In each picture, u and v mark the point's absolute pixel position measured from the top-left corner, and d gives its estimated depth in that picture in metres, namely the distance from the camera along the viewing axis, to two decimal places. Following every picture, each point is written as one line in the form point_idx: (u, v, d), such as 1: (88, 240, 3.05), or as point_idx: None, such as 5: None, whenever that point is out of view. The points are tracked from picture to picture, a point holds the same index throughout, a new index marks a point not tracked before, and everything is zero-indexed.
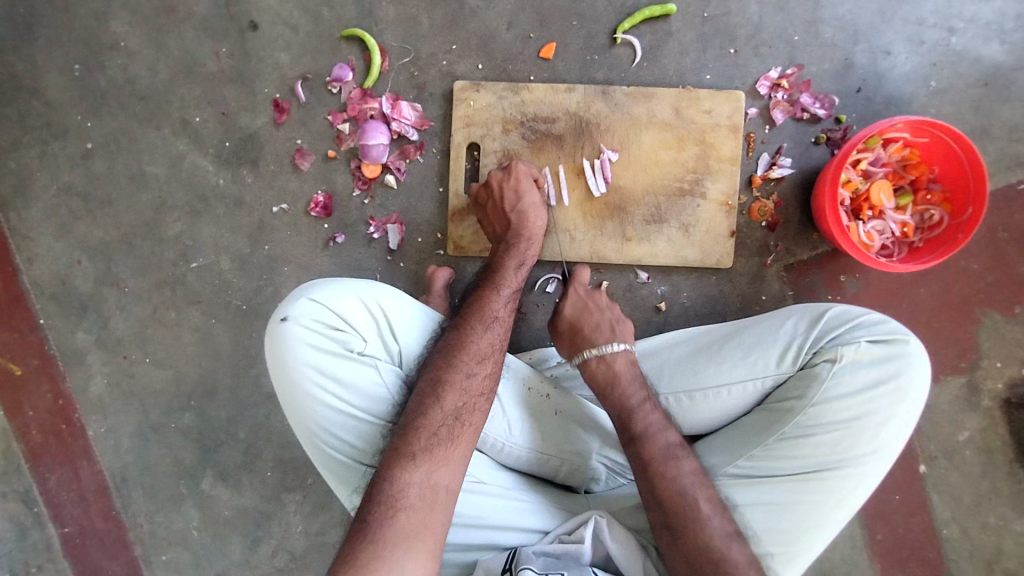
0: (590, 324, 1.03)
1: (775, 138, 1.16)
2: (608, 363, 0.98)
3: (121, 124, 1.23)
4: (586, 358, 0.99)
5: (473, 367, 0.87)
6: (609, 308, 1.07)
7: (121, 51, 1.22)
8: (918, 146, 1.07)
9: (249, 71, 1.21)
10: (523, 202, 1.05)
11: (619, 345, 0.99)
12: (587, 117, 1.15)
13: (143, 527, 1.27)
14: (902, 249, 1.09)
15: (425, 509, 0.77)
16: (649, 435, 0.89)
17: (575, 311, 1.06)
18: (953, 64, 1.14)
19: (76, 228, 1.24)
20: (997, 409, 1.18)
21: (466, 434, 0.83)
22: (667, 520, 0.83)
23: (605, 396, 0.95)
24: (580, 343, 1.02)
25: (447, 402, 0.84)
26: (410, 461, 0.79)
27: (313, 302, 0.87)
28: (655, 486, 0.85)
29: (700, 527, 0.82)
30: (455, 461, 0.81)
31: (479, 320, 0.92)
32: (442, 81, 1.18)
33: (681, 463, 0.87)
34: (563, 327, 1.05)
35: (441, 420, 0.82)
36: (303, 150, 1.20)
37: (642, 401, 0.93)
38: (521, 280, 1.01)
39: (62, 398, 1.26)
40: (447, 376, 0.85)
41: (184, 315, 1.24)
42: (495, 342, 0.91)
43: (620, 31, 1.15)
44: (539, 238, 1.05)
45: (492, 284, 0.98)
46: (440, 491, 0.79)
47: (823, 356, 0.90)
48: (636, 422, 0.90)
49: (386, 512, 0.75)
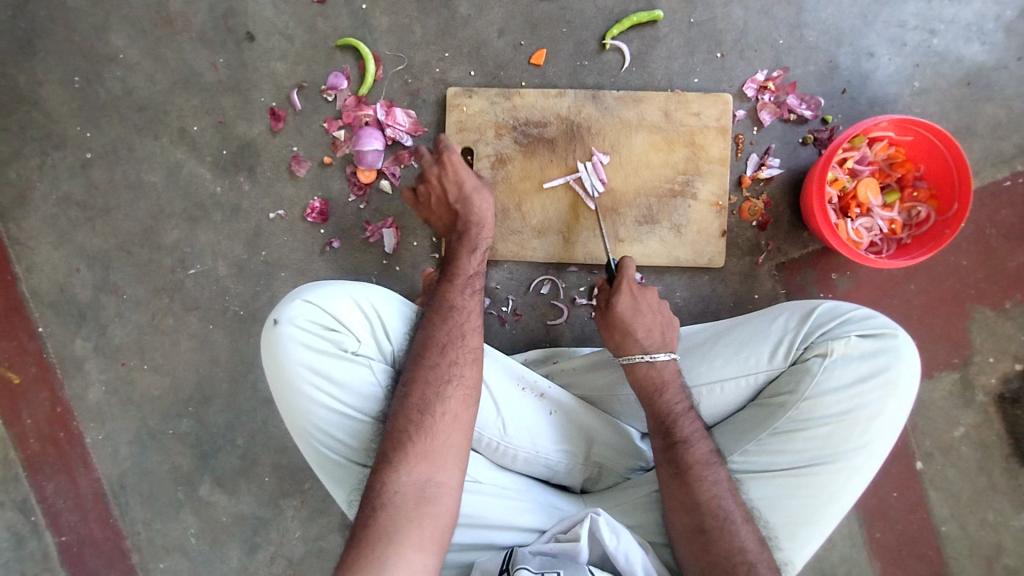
0: (643, 328, 0.97)
1: (763, 139, 1.18)
2: (659, 369, 0.95)
3: (120, 134, 1.25)
4: (635, 362, 0.95)
5: (437, 359, 0.87)
6: (660, 306, 1.01)
7: (120, 63, 1.24)
8: (903, 145, 1.08)
9: (246, 80, 1.23)
10: (464, 191, 1.03)
11: (665, 353, 0.96)
12: (578, 121, 1.17)
13: (141, 535, 1.27)
14: (891, 246, 1.11)
15: (409, 506, 0.77)
16: (692, 440, 0.89)
17: (627, 310, 0.98)
18: (935, 64, 1.17)
19: (75, 237, 1.26)
20: (991, 405, 1.19)
21: (441, 425, 0.82)
22: (702, 523, 0.84)
23: (652, 401, 0.93)
24: (629, 344, 0.97)
25: (416, 398, 0.84)
26: (393, 463, 0.80)
27: (308, 303, 0.88)
28: (692, 490, 0.86)
29: (734, 531, 0.84)
30: (438, 456, 0.81)
31: (438, 315, 0.92)
32: (435, 89, 1.21)
33: (719, 469, 0.88)
34: (613, 324, 0.98)
35: (411, 417, 0.83)
36: (299, 157, 1.22)
37: (687, 408, 0.92)
38: (480, 262, 1.01)
39: (60, 406, 1.27)
40: (416, 372, 0.86)
41: (182, 321, 1.25)
42: (456, 328, 0.90)
43: (609, 37, 1.18)
44: (489, 220, 1.04)
45: (451, 277, 0.98)
46: (427, 488, 0.78)
47: (813, 351, 0.91)
48: (681, 428, 0.90)
49: (372, 512, 0.77)
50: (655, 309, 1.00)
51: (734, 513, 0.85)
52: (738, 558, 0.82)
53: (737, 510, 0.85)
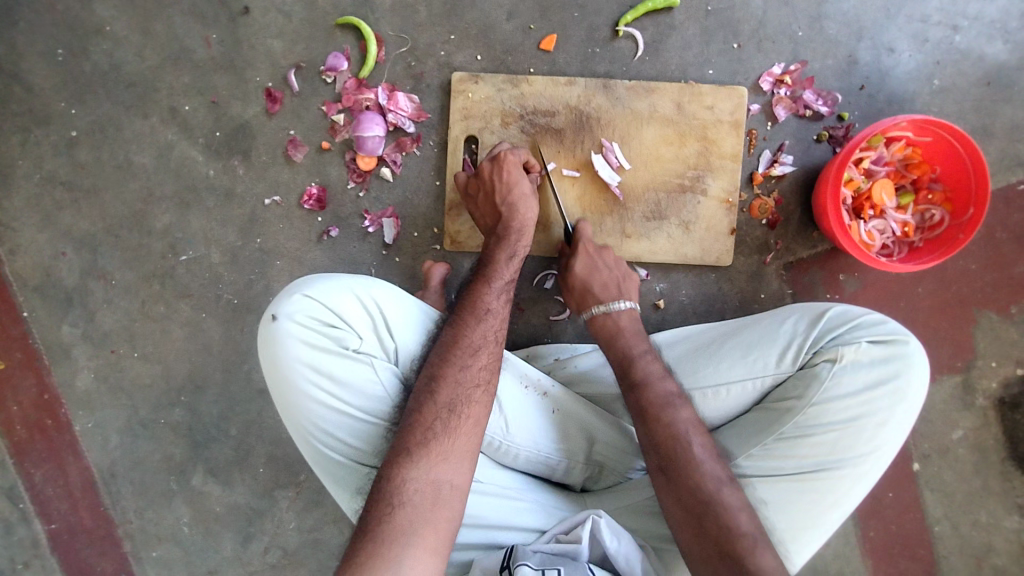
0: (597, 284, 1.04)
1: (776, 135, 1.14)
2: (614, 318, 1.01)
3: (107, 112, 1.19)
4: (593, 314, 1.03)
5: (467, 360, 0.85)
6: (615, 262, 1.07)
7: (107, 36, 1.18)
8: (920, 146, 1.06)
9: (240, 58, 1.17)
10: (513, 194, 1.02)
11: (623, 303, 1.03)
12: (588, 111, 1.13)
13: (133, 524, 1.25)
14: (902, 249, 1.08)
15: (424, 506, 0.76)
16: (648, 383, 0.92)
17: (583, 270, 1.06)
18: (956, 62, 1.14)
19: (60, 218, 1.21)
20: (991, 409, 1.19)
21: (463, 426, 0.81)
22: (661, 462, 0.86)
23: (609, 347, 1.00)
24: (588, 300, 1.05)
25: (441, 395, 0.82)
26: (408, 457, 0.78)
27: (307, 298, 0.84)
28: (649, 428, 0.89)
29: (692, 468, 0.84)
30: (455, 456, 0.79)
31: (472, 314, 0.90)
32: (440, 73, 1.16)
33: (678, 411, 0.89)
34: (574, 284, 1.07)
35: (436, 414, 0.81)
36: (296, 141, 1.17)
37: (644, 352, 0.96)
38: (515, 271, 0.99)
39: (47, 393, 1.23)
40: (443, 370, 0.84)
41: (174, 309, 1.21)
42: (490, 333, 0.89)
43: (622, 23, 1.13)
44: (530, 228, 1.02)
45: (486, 277, 0.96)
46: (441, 487, 0.77)
47: (823, 356, 0.90)
48: (637, 371, 0.94)
49: (386, 507, 0.75)
50: (610, 265, 1.07)
51: (697, 451, 0.86)
52: (695, 498, 0.83)
53: (702, 450, 0.86)
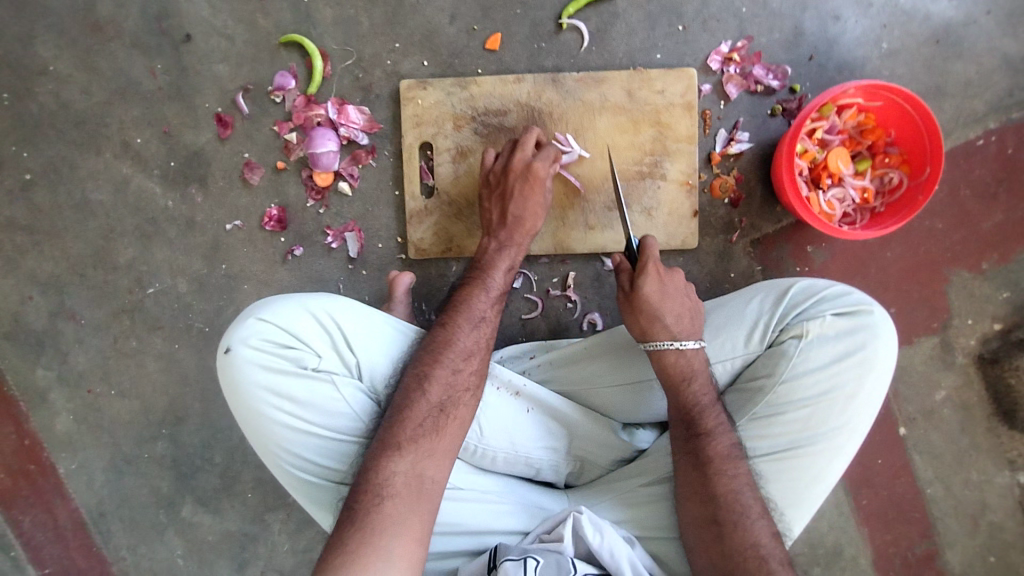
0: (673, 313, 0.91)
1: (730, 113, 1.14)
2: (688, 358, 0.90)
3: (60, 152, 1.18)
4: (662, 348, 0.90)
5: (459, 364, 0.86)
6: (686, 289, 0.95)
7: (52, 76, 1.17)
8: (873, 111, 1.05)
9: (187, 86, 1.17)
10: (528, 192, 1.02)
11: (694, 340, 0.91)
12: (539, 107, 1.12)
13: (126, 561, 1.24)
14: (865, 216, 1.08)
15: (411, 497, 0.75)
16: (716, 433, 0.86)
17: (655, 294, 0.92)
18: (903, 24, 1.13)
19: (23, 263, 1.20)
20: (971, 366, 1.19)
21: (451, 426, 0.81)
22: (717, 514, 0.82)
23: (676, 388, 0.89)
24: (658, 329, 0.91)
25: (433, 394, 0.82)
26: (396, 450, 0.78)
27: (262, 321, 0.84)
28: (711, 481, 0.83)
29: (748, 527, 0.81)
30: (440, 453, 0.79)
31: (465, 319, 0.90)
32: (388, 82, 1.15)
33: (739, 464, 0.85)
34: (641, 308, 0.92)
35: (427, 412, 0.81)
36: (251, 163, 1.17)
37: (713, 401, 0.89)
38: (507, 282, 0.99)
39: (28, 438, 1.23)
40: (434, 370, 0.84)
41: (146, 342, 1.21)
42: (481, 339, 0.89)
43: (565, 16, 1.13)
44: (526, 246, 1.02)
45: (479, 281, 0.96)
46: (426, 481, 0.77)
47: (789, 332, 0.89)
48: (706, 420, 0.87)
49: (374, 498, 0.74)
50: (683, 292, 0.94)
51: (750, 507, 0.82)
52: (749, 553, 0.80)
53: (754, 503, 0.83)
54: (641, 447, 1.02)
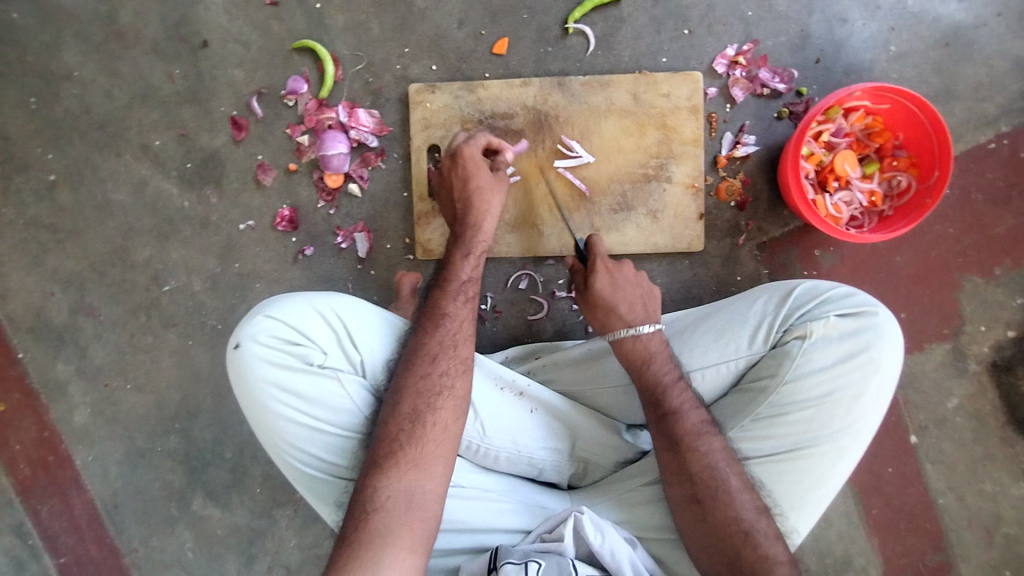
0: (625, 303, 0.94)
1: (737, 116, 1.14)
2: (644, 342, 0.92)
3: (82, 154, 1.23)
4: (620, 338, 0.93)
5: (427, 368, 0.85)
6: (638, 277, 0.98)
7: (76, 81, 1.22)
8: (881, 113, 1.04)
9: (204, 90, 1.20)
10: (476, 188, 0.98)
11: (649, 324, 0.93)
12: (545, 110, 1.13)
13: (139, 552, 1.27)
14: (873, 219, 1.07)
15: (400, 510, 0.76)
16: (683, 411, 0.88)
17: (606, 286, 0.96)
18: (912, 27, 1.13)
19: (46, 260, 1.25)
20: (984, 373, 1.16)
21: (431, 434, 0.81)
22: (696, 493, 0.84)
23: (638, 374, 0.91)
24: (613, 320, 0.94)
25: (404, 406, 0.83)
26: (379, 469, 0.79)
27: (270, 319, 0.86)
28: (686, 461, 0.85)
29: (728, 501, 0.82)
30: (426, 464, 0.80)
31: (430, 321, 0.89)
32: (397, 86, 1.18)
33: (712, 440, 0.86)
34: (596, 300, 0.96)
35: (400, 425, 0.81)
36: (265, 165, 1.20)
37: (676, 379, 0.90)
38: (477, 272, 0.96)
39: (47, 430, 1.27)
40: (405, 381, 0.84)
41: (161, 339, 1.24)
42: (448, 338, 0.87)
43: (571, 20, 1.14)
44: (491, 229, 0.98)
45: (444, 282, 0.94)
46: (414, 494, 0.77)
47: (793, 333, 0.89)
48: (671, 399, 0.88)
49: (362, 515, 0.76)
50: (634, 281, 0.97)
51: (730, 481, 0.84)
52: (733, 528, 0.81)
53: (734, 478, 0.84)
54: (645, 448, 1.03)
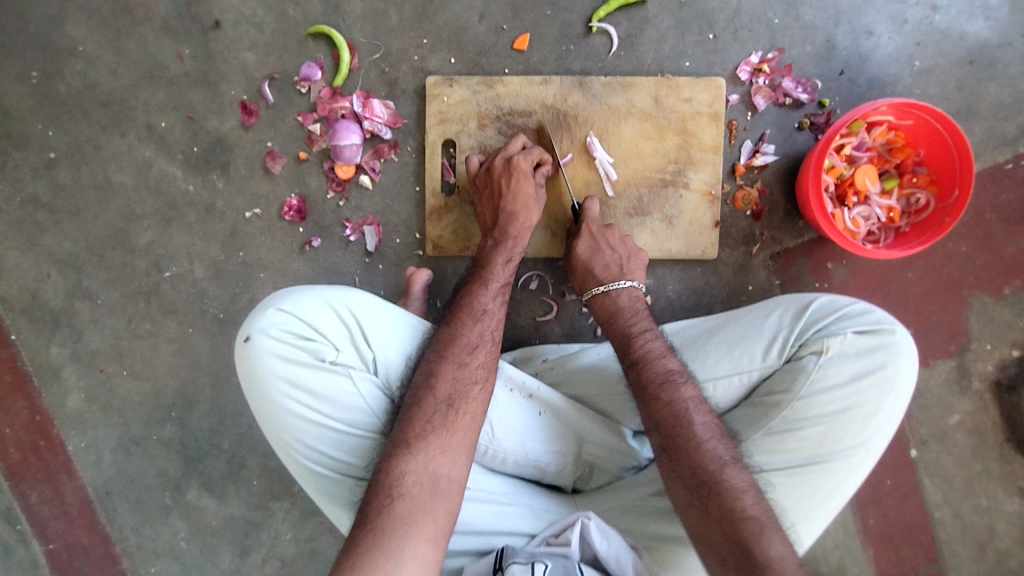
0: (600, 264, 1.02)
1: (757, 125, 1.13)
2: (614, 298, 0.99)
3: (84, 132, 1.19)
4: (593, 294, 1.01)
5: (465, 358, 0.86)
6: (620, 242, 1.05)
7: (80, 57, 1.18)
8: (903, 129, 1.04)
9: (214, 72, 1.17)
10: (514, 198, 1.01)
11: (624, 282, 1.01)
12: (564, 110, 1.12)
13: (130, 541, 1.25)
14: (889, 235, 1.06)
15: (424, 497, 0.75)
16: (683, 411, 0.85)
17: (587, 250, 1.04)
18: (936, 42, 1.12)
19: (43, 240, 1.21)
20: (987, 392, 1.17)
21: (461, 421, 0.81)
22: (697, 495, 0.79)
23: (638, 371, 0.90)
24: (590, 280, 1.03)
25: (439, 389, 0.83)
26: (407, 450, 0.78)
27: (282, 312, 0.84)
28: (686, 461, 0.81)
29: (732, 503, 0.78)
30: (453, 450, 0.79)
31: (468, 313, 0.91)
32: (414, 77, 1.15)
33: (715, 442, 0.83)
34: (576, 265, 1.04)
35: (434, 408, 0.81)
36: (274, 152, 1.17)
37: (678, 377, 0.88)
38: (510, 275, 0.99)
39: (39, 414, 1.24)
40: (440, 365, 0.84)
41: (160, 326, 1.21)
42: (487, 333, 0.89)
43: (595, 19, 1.12)
44: (528, 235, 1.02)
45: (482, 278, 0.96)
46: (440, 480, 0.76)
47: (809, 348, 0.88)
48: (671, 397, 0.86)
49: (385, 499, 0.74)
50: (615, 246, 1.05)
51: (736, 483, 0.79)
52: (737, 535, 0.76)
53: (741, 480, 0.80)
54: (650, 456, 1.02)
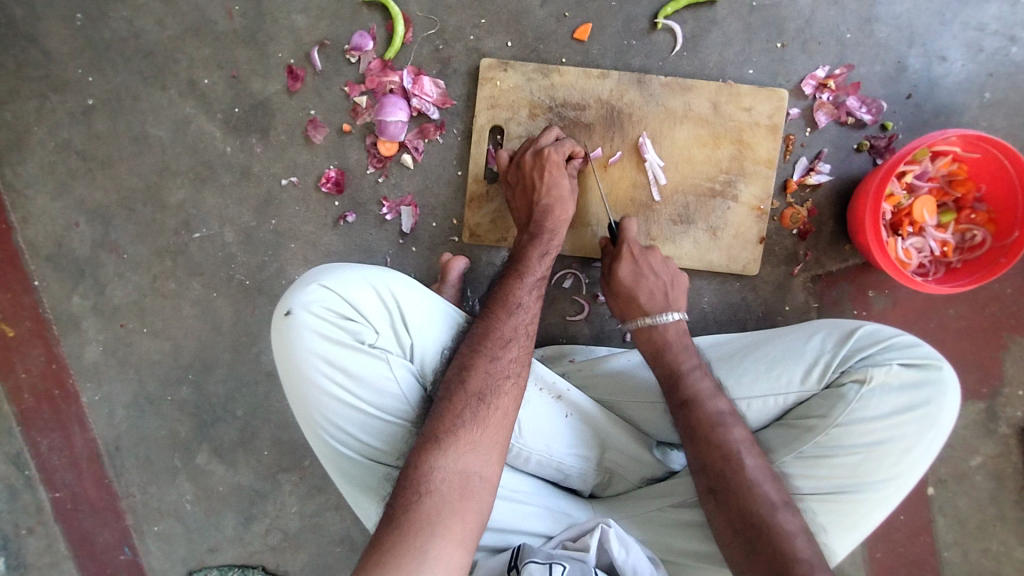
0: (646, 292, 0.98)
1: (815, 142, 1.10)
2: (661, 331, 0.96)
3: (124, 80, 1.16)
4: (639, 326, 0.97)
5: (498, 352, 0.84)
6: (663, 267, 1.01)
7: (127, 2, 1.14)
8: (967, 162, 1.01)
9: (262, 32, 1.13)
10: (550, 193, 0.99)
11: (672, 314, 0.97)
12: (619, 106, 1.08)
13: (136, 497, 1.25)
14: (939, 268, 1.04)
15: (453, 496, 0.73)
16: (698, 400, 0.88)
17: (629, 274, 1.00)
18: (1010, 76, 1.08)
19: (74, 187, 1.18)
20: (1012, 437, 1.16)
21: (492, 417, 0.79)
22: (711, 484, 0.83)
23: (656, 361, 0.94)
24: (633, 309, 0.99)
25: (470, 384, 0.80)
26: (437, 445, 0.76)
27: (324, 289, 0.82)
28: (700, 450, 0.85)
29: (747, 494, 0.80)
30: (484, 447, 0.77)
31: (503, 307, 0.89)
32: (468, 58, 1.11)
33: (730, 430, 0.85)
34: (619, 290, 1.00)
35: (465, 402, 0.79)
36: (316, 121, 1.14)
37: (693, 367, 0.91)
38: (547, 269, 0.97)
39: (56, 362, 1.23)
40: (473, 360, 0.82)
41: (184, 286, 1.19)
42: (521, 326, 0.87)
43: (662, 15, 1.08)
44: (564, 230, 1.00)
45: (518, 272, 0.94)
46: (470, 478, 0.74)
47: (851, 376, 0.86)
48: (685, 387, 0.89)
49: (413, 496, 0.72)
50: (658, 271, 1.01)
51: (752, 472, 0.82)
52: (751, 523, 0.79)
53: (758, 468, 0.82)
54: (674, 468, 1.00)
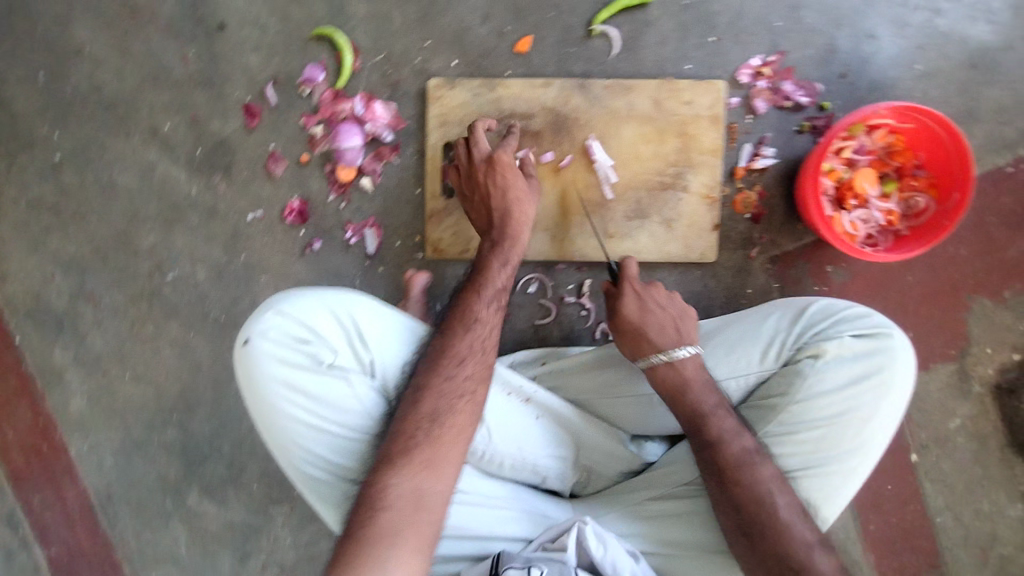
0: (655, 326, 0.91)
1: (758, 127, 1.13)
2: (677, 368, 0.89)
3: (89, 135, 1.20)
4: (653, 364, 0.90)
5: (452, 370, 0.85)
6: (668, 301, 0.96)
7: (86, 59, 1.19)
8: (903, 133, 1.05)
9: (217, 75, 1.18)
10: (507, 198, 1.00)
11: (684, 348, 0.90)
12: (565, 112, 1.12)
13: (131, 544, 1.26)
14: (888, 238, 1.06)
15: (408, 510, 0.75)
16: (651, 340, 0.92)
17: (635, 311, 0.93)
18: (938, 46, 1.12)
19: (49, 242, 1.22)
20: (987, 395, 1.17)
21: (446, 434, 0.80)
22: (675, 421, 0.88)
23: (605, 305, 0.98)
24: (644, 346, 0.92)
25: (424, 404, 0.82)
26: (392, 465, 0.78)
27: (280, 315, 0.84)
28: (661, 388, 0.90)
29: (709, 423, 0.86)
30: (438, 463, 0.79)
31: (460, 323, 0.89)
32: (416, 80, 1.15)
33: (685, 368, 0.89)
34: (626, 328, 0.93)
35: (418, 421, 0.81)
36: (276, 155, 1.17)
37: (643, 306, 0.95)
38: (509, 278, 0.96)
39: (42, 417, 1.25)
40: (428, 380, 0.84)
41: (162, 328, 1.22)
42: (478, 342, 0.87)
43: (597, 22, 1.12)
44: (525, 237, 1.00)
45: (477, 285, 0.93)
46: (425, 494, 0.76)
47: (806, 352, 0.89)
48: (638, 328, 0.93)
49: (369, 513, 0.75)
50: (664, 304, 0.95)
51: (708, 403, 0.87)
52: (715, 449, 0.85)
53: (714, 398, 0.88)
54: (650, 460, 1.03)
